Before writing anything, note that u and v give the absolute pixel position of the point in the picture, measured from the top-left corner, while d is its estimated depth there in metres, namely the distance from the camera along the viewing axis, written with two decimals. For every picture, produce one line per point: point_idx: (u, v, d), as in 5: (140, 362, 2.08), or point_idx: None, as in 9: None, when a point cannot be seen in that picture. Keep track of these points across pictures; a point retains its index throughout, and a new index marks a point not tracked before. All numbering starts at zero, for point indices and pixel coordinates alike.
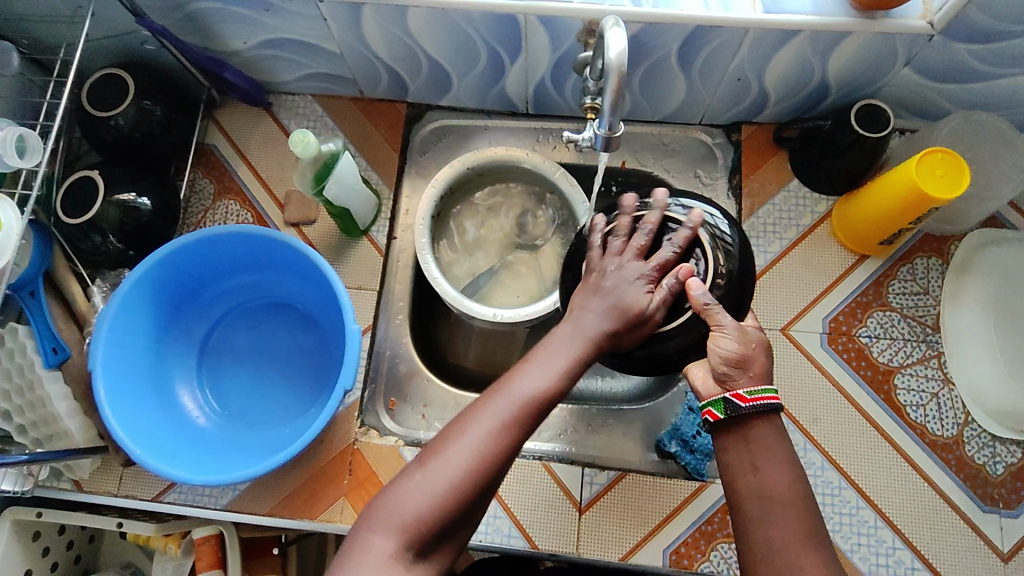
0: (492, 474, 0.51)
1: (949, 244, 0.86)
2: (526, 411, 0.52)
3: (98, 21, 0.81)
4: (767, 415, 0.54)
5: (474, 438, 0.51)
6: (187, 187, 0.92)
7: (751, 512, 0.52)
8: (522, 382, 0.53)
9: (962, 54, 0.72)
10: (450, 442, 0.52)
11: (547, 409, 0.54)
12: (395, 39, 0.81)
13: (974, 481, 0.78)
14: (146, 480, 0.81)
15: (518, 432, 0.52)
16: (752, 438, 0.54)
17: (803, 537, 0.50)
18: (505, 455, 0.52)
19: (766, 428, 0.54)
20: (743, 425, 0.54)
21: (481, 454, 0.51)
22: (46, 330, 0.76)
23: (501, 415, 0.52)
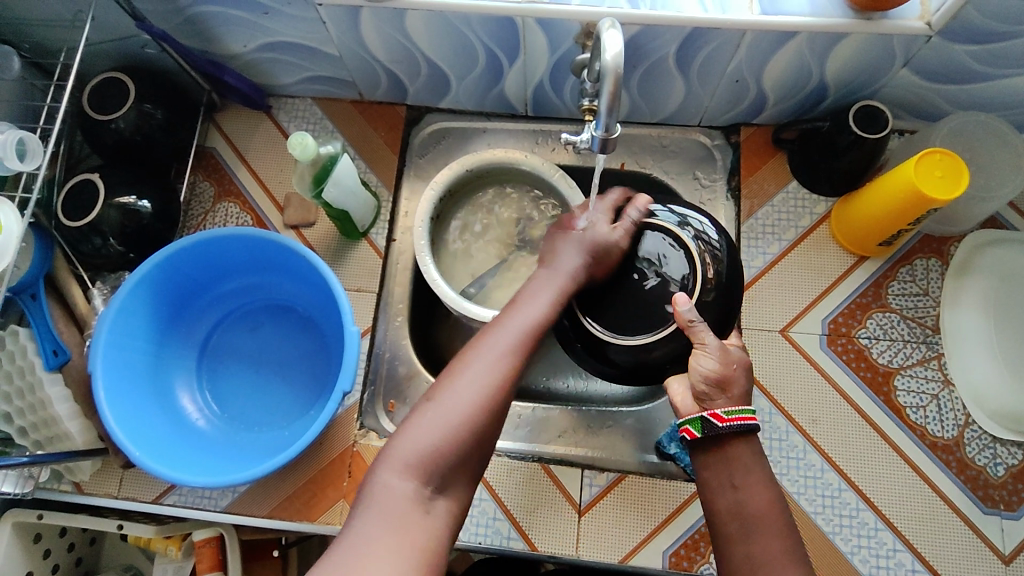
0: (497, 406, 0.56)
1: (948, 245, 0.86)
2: (522, 347, 0.59)
3: (98, 25, 0.81)
4: (744, 434, 0.58)
5: (480, 371, 0.57)
6: (188, 191, 0.92)
7: (732, 530, 0.56)
8: (513, 322, 0.61)
9: (960, 54, 0.72)
10: (458, 379, 0.56)
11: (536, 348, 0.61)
12: (394, 42, 0.81)
13: (975, 483, 0.78)
14: (146, 483, 0.82)
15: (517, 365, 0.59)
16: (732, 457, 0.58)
17: (783, 551, 0.54)
18: (507, 388, 0.57)
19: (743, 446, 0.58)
20: (722, 444, 0.58)
21: (487, 385, 0.56)
22: (47, 333, 0.77)
23: (499, 350, 0.58)
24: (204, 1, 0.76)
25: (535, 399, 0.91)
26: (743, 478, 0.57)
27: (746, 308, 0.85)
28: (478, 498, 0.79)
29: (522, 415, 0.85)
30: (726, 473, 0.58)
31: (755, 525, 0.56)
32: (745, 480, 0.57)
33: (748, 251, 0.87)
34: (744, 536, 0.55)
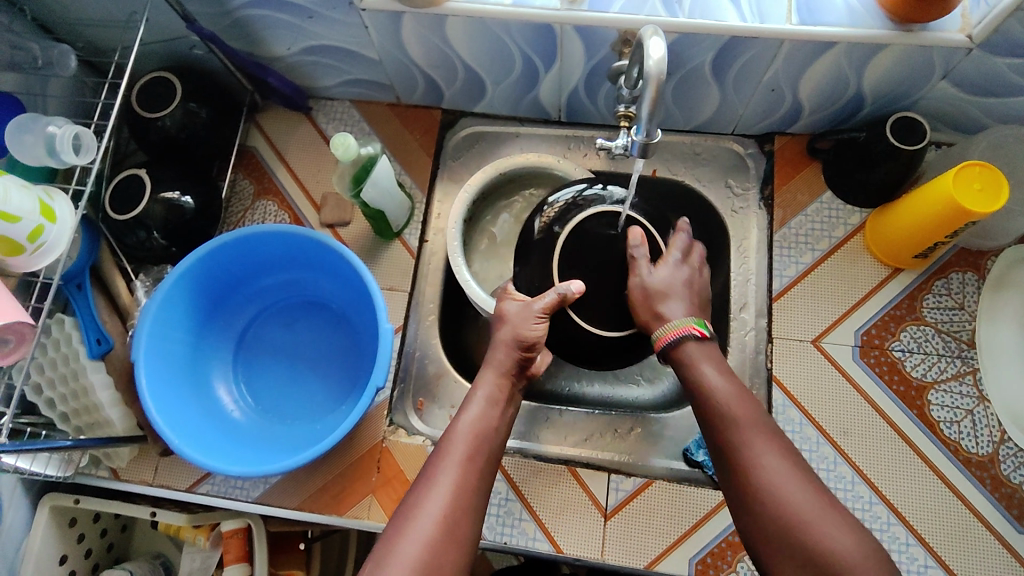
0: (454, 539, 0.54)
1: (985, 259, 0.85)
2: (474, 466, 0.59)
3: (150, 26, 0.84)
4: (685, 343, 0.66)
5: (433, 505, 0.55)
6: (228, 188, 0.95)
7: (708, 418, 0.62)
8: (460, 441, 0.61)
9: (1001, 67, 0.72)
10: (413, 518, 0.54)
11: (485, 460, 0.61)
12: (433, 47, 0.83)
13: (1010, 501, 0.76)
14: (181, 470, 0.84)
15: (470, 490, 0.57)
16: (694, 363, 0.65)
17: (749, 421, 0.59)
18: (464, 516, 0.56)
19: (697, 351, 0.66)
20: (681, 352, 0.66)
21: (441, 521, 0.54)
22: (91, 322, 0.79)
23: (451, 476, 0.57)
24: (253, 5, 0.78)
25: (559, 402, 0.92)
26: (709, 377, 0.63)
27: (777, 317, 0.85)
28: (505, 498, 0.80)
29: (548, 418, 0.86)
30: (695, 375, 0.64)
31: (726, 413, 0.60)
32: (710, 376, 0.63)
33: (780, 260, 0.87)
34: (719, 424, 0.60)
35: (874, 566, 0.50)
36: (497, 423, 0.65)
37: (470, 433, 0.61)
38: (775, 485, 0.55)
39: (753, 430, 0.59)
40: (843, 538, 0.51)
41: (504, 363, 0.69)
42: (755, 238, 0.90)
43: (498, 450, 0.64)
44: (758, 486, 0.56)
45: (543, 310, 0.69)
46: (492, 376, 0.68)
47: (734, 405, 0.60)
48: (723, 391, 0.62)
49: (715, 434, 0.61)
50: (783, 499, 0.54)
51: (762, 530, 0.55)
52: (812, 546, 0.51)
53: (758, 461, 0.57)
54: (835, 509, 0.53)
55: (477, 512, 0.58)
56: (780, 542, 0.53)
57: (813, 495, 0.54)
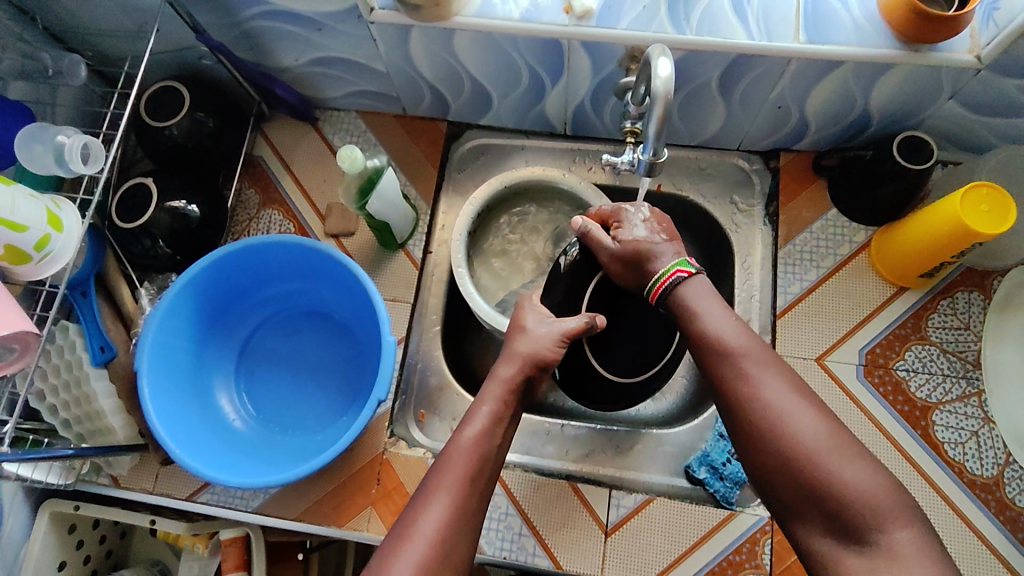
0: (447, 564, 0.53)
1: (991, 279, 0.84)
2: (470, 486, 0.58)
3: (160, 36, 0.85)
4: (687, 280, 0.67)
5: (430, 524, 0.54)
6: (234, 198, 0.95)
7: (708, 355, 0.61)
8: (459, 460, 0.59)
9: (1009, 89, 0.72)
10: (409, 538, 0.54)
11: (483, 478, 0.60)
12: (441, 61, 0.83)
13: (1015, 524, 0.76)
14: (181, 479, 0.84)
15: (466, 513, 0.56)
16: (692, 302, 0.65)
17: (756, 350, 0.59)
18: (459, 538, 0.55)
19: (692, 288, 0.66)
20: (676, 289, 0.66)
21: (436, 543, 0.54)
22: (95, 330, 0.80)
23: (447, 496, 0.56)
24: (263, 16, 0.79)
25: (561, 416, 0.91)
26: (708, 316, 0.63)
27: (782, 334, 0.84)
28: (505, 513, 0.79)
29: (549, 433, 0.86)
30: (693, 314, 0.64)
31: (727, 351, 0.60)
32: (708, 315, 0.63)
33: (784, 277, 0.87)
34: (723, 361, 0.60)
35: (890, 500, 0.50)
36: (497, 439, 0.63)
37: (469, 452, 0.60)
38: (787, 419, 0.54)
39: (758, 367, 0.58)
40: (854, 472, 0.51)
41: (513, 379, 0.67)
42: (759, 253, 0.90)
43: (496, 469, 0.62)
44: (765, 423, 0.55)
45: (569, 333, 0.71)
46: (500, 392, 0.66)
47: (735, 343, 0.60)
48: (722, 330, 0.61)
49: (716, 372, 0.60)
50: (793, 435, 0.53)
51: (771, 464, 0.54)
52: (830, 480, 0.51)
53: (764, 398, 0.56)
54: (845, 442, 0.53)
55: (472, 536, 0.57)
56: (789, 476, 0.53)
57: (826, 426, 0.54)
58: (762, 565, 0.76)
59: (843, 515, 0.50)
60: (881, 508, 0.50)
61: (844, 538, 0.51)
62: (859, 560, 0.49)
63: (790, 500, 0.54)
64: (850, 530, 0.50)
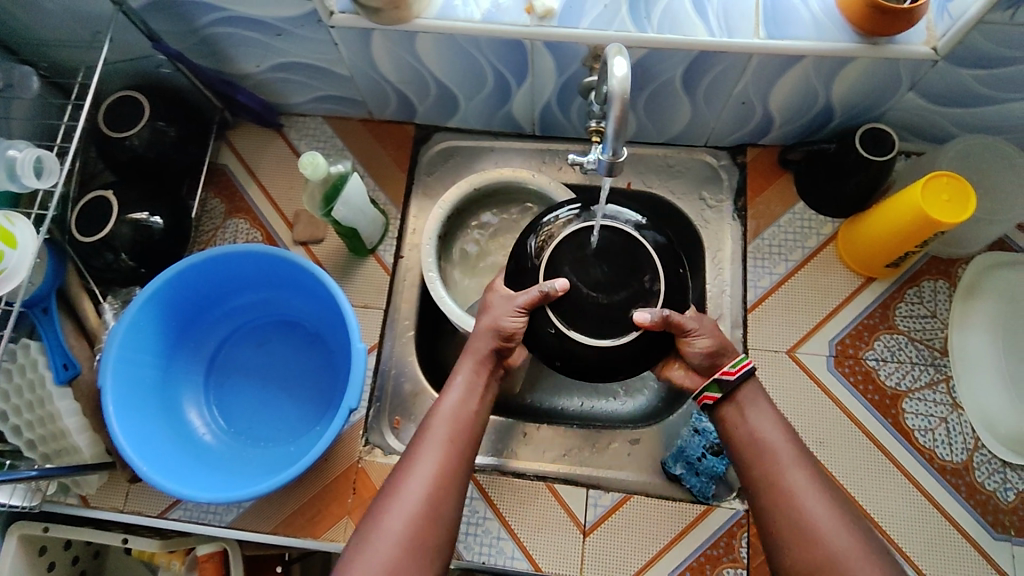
0: (432, 514, 0.60)
1: (956, 267, 0.85)
2: (454, 446, 0.65)
3: (115, 46, 0.83)
4: (749, 378, 0.69)
5: (415, 482, 0.61)
6: (198, 207, 0.93)
7: (747, 457, 0.65)
8: (442, 425, 0.66)
9: (966, 79, 0.73)
10: (396, 494, 0.61)
11: (469, 437, 0.66)
12: (405, 64, 0.82)
13: (985, 507, 0.77)
14: (152, 497, 0.82)
15: (449, 469, 0.63)
16: (739, 402, 0.68)
17: (795, 459, 0.64)
18: (445, 491, 0.62)
19: (750, 388, 0.69)
20: (734, 395, 0.68)
21: (423, 497, 0.60)
22: (57, 346, 0.78)
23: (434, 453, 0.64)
24: (220, 23, 0.78)
25: (537, 417, 0.91)
26: (755, 414, 0.67)
27: (752, 328, 0.85)
28: (483, 517, 0.79)
29: (526, 435, 0.85)
30: (738, 415, 0.67)
31: (767, 450, 0.64)
32: (755, 416, 0.67)
33: (753, 271, 0.87)
34: (762, 463, 0.64)
35: None
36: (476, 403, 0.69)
37: (449, 418, 0.66)
38: (818, 526, 0.59)
39: (795, 470, 0.63)
40: None
41: (481, 350, 0.71)
42: (729, 248, 0.90)
43: (480, 433, 0.68)
44: (799, 527, 0.60)
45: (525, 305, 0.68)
46: (471, 362, 0.71)
47: (779, 444, 0.64)
48: (764, 422, 0.66)
49: (753, 473, 0.64)
50: (823, 543, 0.58)
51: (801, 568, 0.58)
52: None
53: (797, 504, 0.61)
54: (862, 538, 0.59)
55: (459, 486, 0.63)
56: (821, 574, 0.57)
57: (851, 534, 0.59)
58: (739, 559, 0.76)
59: None
60: None
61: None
62: None
63: None
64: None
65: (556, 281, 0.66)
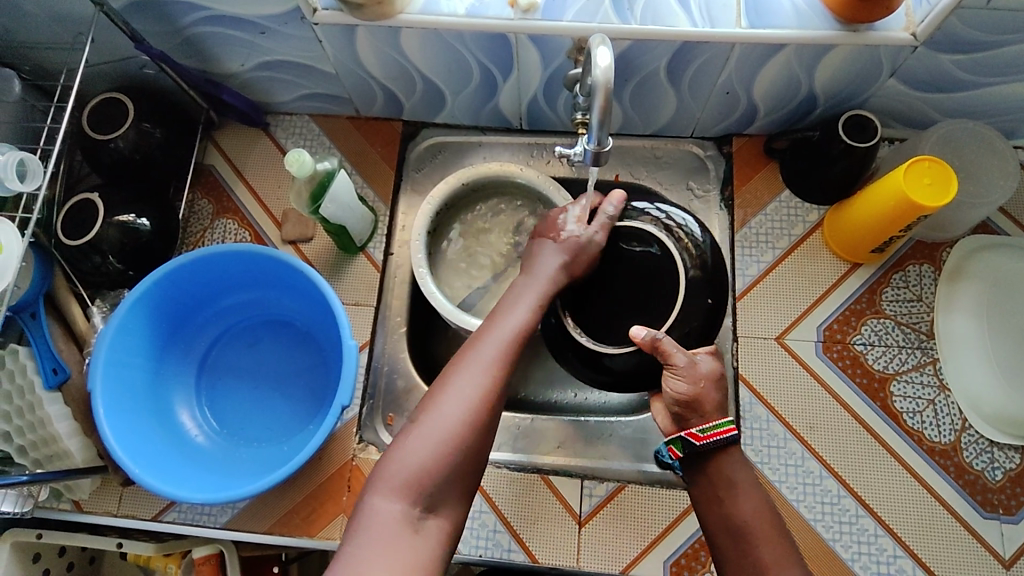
0: (483, 416, 0.58)
1: (940, 251, 0.86)
2: (505, 358, 0.62)
3: (96, 47, 0.82)
4: (726, 447, 0.63)
5: (469, 381, 0.59)
6: (186, 208, 0.93)
7: (726, 541, 0.60)
8: (494, 339, 0.64)
9: (946, 64, 0.74)
10: (447, 390, 0.59)
11: (519, 354, 0.64)
12: (391, 61, 0.82)
13: (974, 487, 0.78)
14: (145, 499, 0.82)
15: (502, 376, 0.61)
16: (718, 475, 0.62)
17: (783, 555, 0.58)
18: (495, 394, 0.60)
19: (729, 464, 0.63)
20: (710, 467, 0.63)
21: (474, 397, 0.58)
22: (47, 351, 0.77)
23: (486, 360, 0.61)
24: (204, 22, 0.78)
25: (532, 410, 0.91)
26: (741, 496, 0.61)
27: (742, 316, 0.86)
28: (479, 510, 0.79)
29: (520, 428, 0.85)
30: (717, 493, 0.62)
31: (750, 534, 0.59)
32: (742, 495, 0.61)
33: (741, 259, 0.88)
34: (744, 548, 0.59)
35: None
36: (534, 316, 0.68)
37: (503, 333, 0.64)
38: None
39: (779, 560, 0.57)
40: None
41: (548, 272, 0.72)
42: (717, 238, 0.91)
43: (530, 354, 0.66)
44: None
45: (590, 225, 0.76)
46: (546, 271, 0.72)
47: (762, 532, 0.59)
48: (744, 498, 0.61)
49: (733, 559, 0.59)
50: None
51: None
52: None
53: None
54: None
55: (506, 393, 0.62)
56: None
57: None
58: None
59: None
60: None
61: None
62: None
63: None
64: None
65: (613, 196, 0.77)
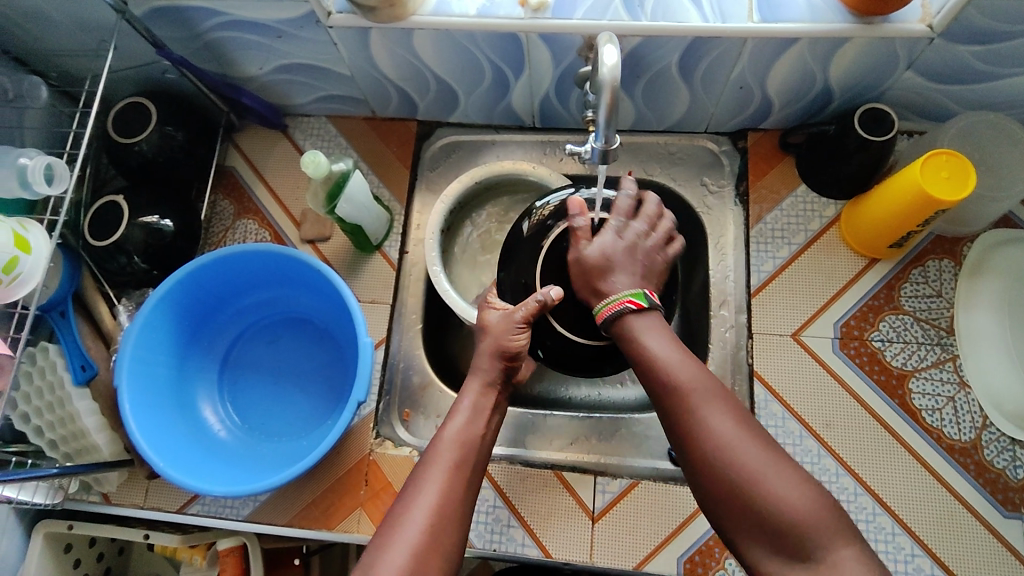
0: (442, 542, 0.54)
1: (961, 246, 0.85)
2: (459, 472, 0.58)
3: (120, 54, 0.85)
4: (629, 314, 0.61)
5: (417, 519, 0.54)
6: (208, 209, 0.95)
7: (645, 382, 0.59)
8: (445, 451, 0.60)
9: (964, 55, 0.73)
10: (397, 532, 0.53)
11: (472, 464, 0.60)
12: (404, 62, 0.83)
13: (995, 486, 0.77)
14: (171, 492, 0.85)
15: (458, 491, 0.57)
16: (637, 332, 0.60)
17: (696, 379, 0.56)
18: (450, 528, 0.54)
19: (639, 322, 0.61)
20: (622, 325, 0.61)
21: (426, 533, 0.53)
22: (75, 348, 0.80)
23: (440, 478, 0.57)
24: (221, 27, 0.79)
25: (545, 406, 0.91)
26: (649, 346, 0.59)
27: (757, 312, 0.85)
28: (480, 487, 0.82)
29: (533, 423, 0.86)
30: (629, 340, 0.60)
31: (664, 374, 0.57)
32: (650, 343, 0.59)
33: (757, 255, 0.87)
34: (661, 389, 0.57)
35: (826, 521, 0.49)
36: (483, 417, 0.64)
37: (456, 442, 0.60)
38: (729, 450, 0.52)
39: (705, 400, 0.55)
40: (796, 493, 0.50)
41: (490, 371, 0.67)
42: (732, 233, 0.90)
43: (484, 461, 0.62)
44: (709, 452, 0.53)
45: (524, 319, 0.68)
46: (477, 386, 0.67)
47: (682, 375, 0.56)
48: (654, 340, 0.59)
49: (660, 403, 0.57)
50: (735, 464, 0.52)
51: (716, 493, 0.52)
52: (771, 510, 0.50)
53: (715, 436, 0.53)
54: (786, 467, 0.52)
55: (466, 517, 0.57)
56: (735, 505, 0.51)
57: (767, 456, 0.52)
58: None
59: (789, 537, 0.49)
60: (823, 524, 0.49)
61: (788, 560, 0.50)
62: None
63: (737, 529, 0.52)
64: (795, 554, 0.49)
65: (551, 290, 0.68)
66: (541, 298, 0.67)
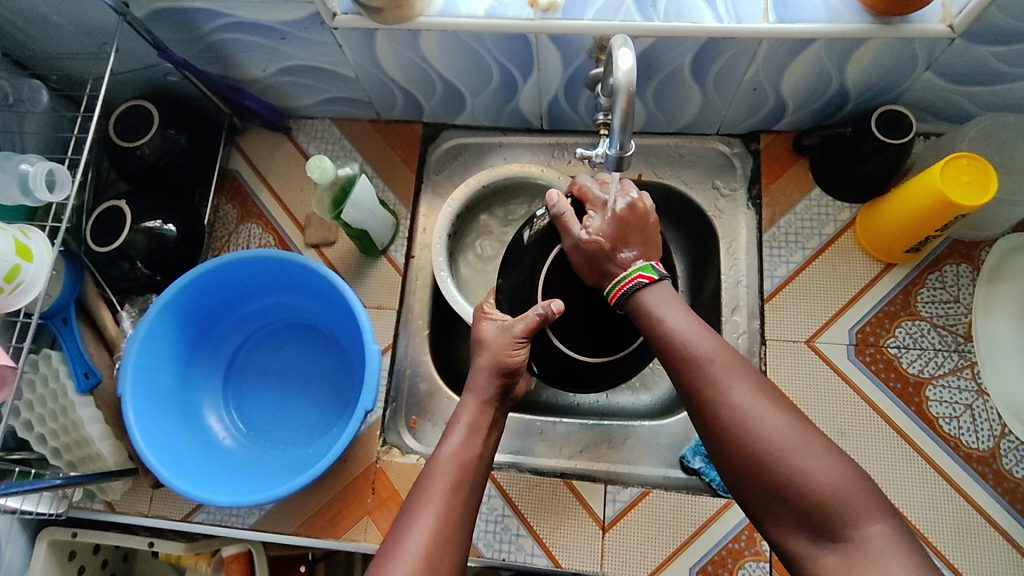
0: (441, 566, 0.52)
1: (979, 250, 0.83)
2: (456, 493, 0.57)
3: (121, 56, 0.83)
4: (638, 290, 0.62)
5: (415, 544, 0.52)
6: (211, 214, 0.94)
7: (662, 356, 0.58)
8: (441, 473, 0.58)
9: (985, 56, 0.71)
10: (394, 558, 0.51)
11: (469, 484, 0.59)
12: (411, 64, 0.82)
13: (1014, 495, 0.75)
14: (176, 501, 0.84)
15: (456, 513, 0.56)
16: (652, 306, 0.60)
17: (714, 350, 0.55)
18: (448, 552, 0.53)
19: (652, 294, 0.61)
20: (636, 301, 0.61)
21: (423, 556, 0.52)
22: (78, 355, 0.79)
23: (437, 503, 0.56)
24: (224, 29, 0.78)
25: (553, 413, 0.90)
26: (666, 318, 0.58)
27: (770, 318, 0.84)
28: (487, 495, 0.80)
29: (541, 431, 0.85)
30: (645, 314, 0.60)
31: (680, 347, 0.56)
32: (667, 317, 0.58)
33: (770, 260, 0.86)
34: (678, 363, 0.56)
35: (858, 496, 0.47)
36: (480, 436, 0.63)
37: (452, 463, 0.59)
38: (751, 422, 0.51)
39: (725, 371, 0.54)
40: (822, 465, 0.48)
41: (486, 389, 0.66)
42: (744, 237, 0.89)
43: (481, 480, 0.61)
44: (730, 425, 0.51)
45: (523, 333, 0.67)
46: (474, 402, 0.65)
47: (700, 348, 0.55)
48: (670, 314, 0.58)
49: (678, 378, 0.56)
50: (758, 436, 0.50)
51: (739, 467, 0.51)
52: (794, 482, 0.48)
53: (736, 409, 0.52)
54: (811, 439, 0.50)
55: (464, 539, 0.56)
56: (757, 477, 0.50)
57: (791, 427, 0.50)
58: (761, 552, 0.75)
59: (814, 511, 0.47)
60: (851, 499, 0.47)
61: (813, 533, 0.48)
62: (835, 558, 0.47)
63: (764, 504, 0.50)
64: (821, 530, 0.47)
65: (550, 303, 0.66)
66: (541, 312, 0.66)
